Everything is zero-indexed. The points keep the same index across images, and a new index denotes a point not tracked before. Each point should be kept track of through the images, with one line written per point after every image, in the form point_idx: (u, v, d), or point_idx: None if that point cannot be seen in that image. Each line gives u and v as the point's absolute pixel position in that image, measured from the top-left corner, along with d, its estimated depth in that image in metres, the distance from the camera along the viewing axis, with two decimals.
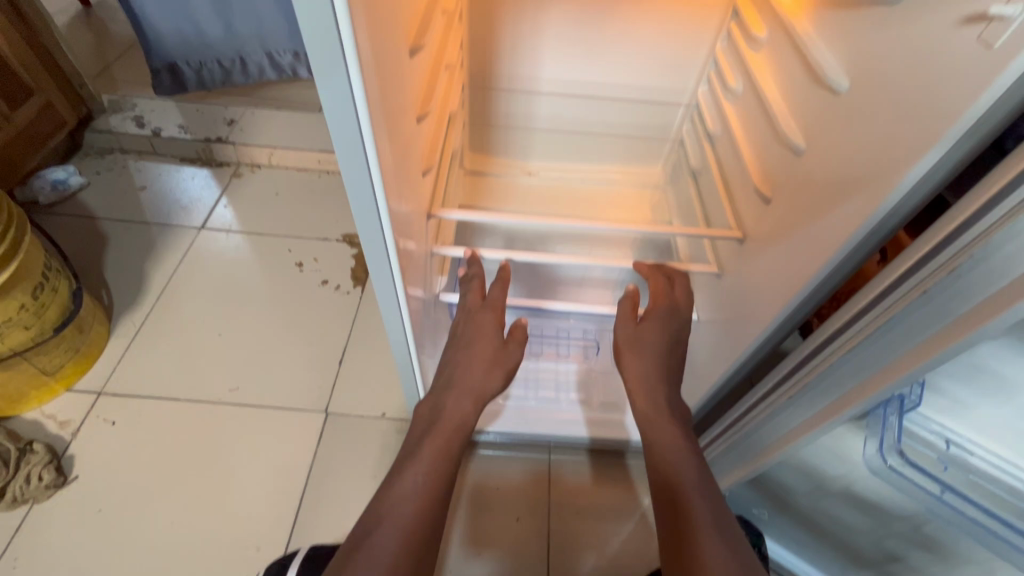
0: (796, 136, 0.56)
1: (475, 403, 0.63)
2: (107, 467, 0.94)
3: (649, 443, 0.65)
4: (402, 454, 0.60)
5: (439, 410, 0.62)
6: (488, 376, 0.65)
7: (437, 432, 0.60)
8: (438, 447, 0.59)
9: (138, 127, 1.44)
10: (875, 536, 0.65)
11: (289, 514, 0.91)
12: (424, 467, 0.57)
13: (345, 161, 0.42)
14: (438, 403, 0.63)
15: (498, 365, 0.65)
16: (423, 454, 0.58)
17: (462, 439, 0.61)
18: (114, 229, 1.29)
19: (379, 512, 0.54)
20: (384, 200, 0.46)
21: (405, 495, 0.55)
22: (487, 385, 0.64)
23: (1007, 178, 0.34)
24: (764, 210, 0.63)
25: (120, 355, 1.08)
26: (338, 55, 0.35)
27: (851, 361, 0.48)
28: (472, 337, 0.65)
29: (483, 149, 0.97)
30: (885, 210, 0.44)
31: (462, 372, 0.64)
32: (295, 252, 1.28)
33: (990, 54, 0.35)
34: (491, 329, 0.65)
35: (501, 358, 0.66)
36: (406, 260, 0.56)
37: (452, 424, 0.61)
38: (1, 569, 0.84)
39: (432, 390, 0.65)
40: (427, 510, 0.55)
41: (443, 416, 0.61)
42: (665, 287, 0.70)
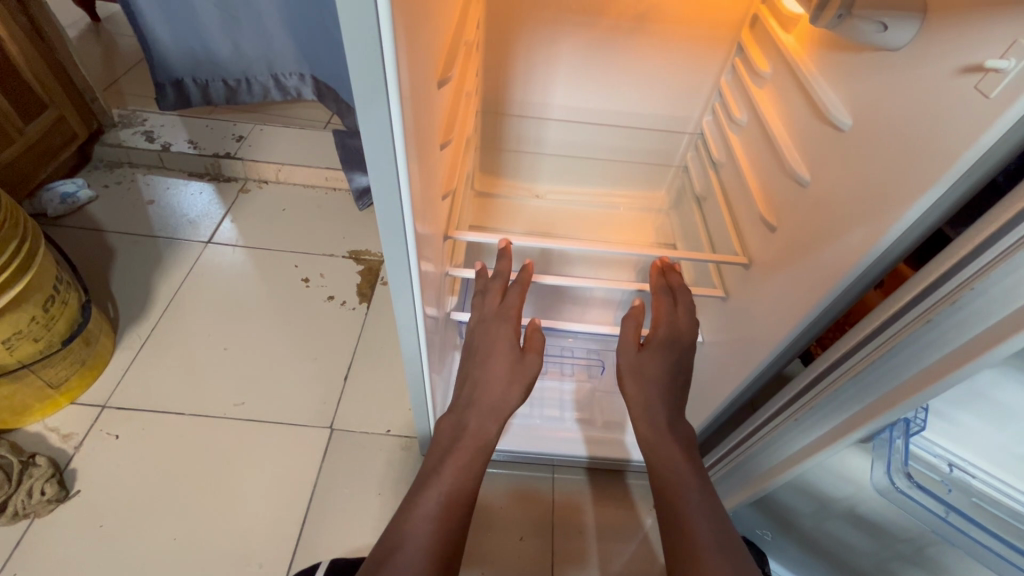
0: (801, 169, 0.59)
1: (499, 423, 0.65)
2: (109, 481, 0.94)
3: (651, 463, 0.67)
4: (424, 473, 0.63)
5: (462, 427, 0.64)
6: (506, 392, 0.65)
7: (458, 453, 0.62)
8: (460, 466, 0.61)
9: (148, 142, 1.46)
10: (878, 558, 0.67)
11: (293, 531, 0.90)
12: (445, 488, 0.60)
13: (377, 186, 0.44)
14: (460, 422, 0.64)
15: (517, 380, 0.66)
16: (445, 474, 0.61)
17: (486, 457, 0.64)
18: (121, 242, 1.30)
19: (401, 532, 0.57)
20: (412, 223, 0.47)
21: (427, 515, 0.58)
22: (506, 401, 0.65)
23: (1004, 218, 0.36)
24: (769, 238, 0.65)
25: (125, 368, 1.08)
26: (380, 90, 0.37)
27: (856, 386, 0.50)
28: (489, 350, 0.66)
29: (492, 171, 0.99)
30: (888, 242, 0.47)
31: (483, 392, 0.65)
32: (302, 268, 1.30)
33: (987, 102, 0.37)
34: (508, 339, 0.66)
35: (520, 373, 0.66)
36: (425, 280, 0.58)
37: (475, 441, 0.63)
38: None
39: (453, 408, 0.67)
40: (444, 531, 0.57)
41: (466, 436, 0.63)
42: (669, 310, 0.71)
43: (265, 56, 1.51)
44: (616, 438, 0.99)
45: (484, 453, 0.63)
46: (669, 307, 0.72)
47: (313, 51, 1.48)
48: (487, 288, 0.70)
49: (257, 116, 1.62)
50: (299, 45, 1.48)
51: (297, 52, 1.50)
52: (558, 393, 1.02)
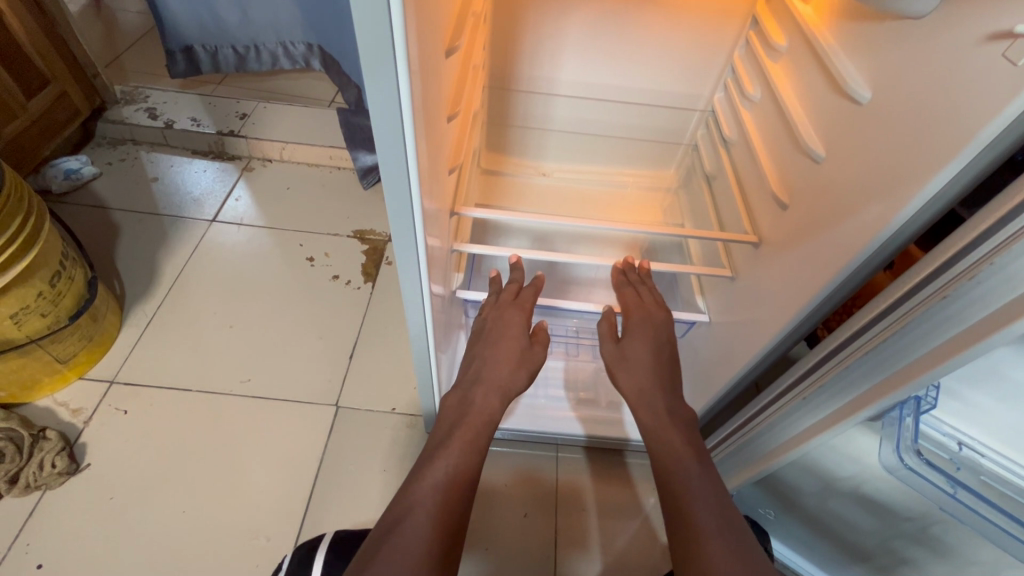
0: (816, 144, 0.58)
1: (502, 399, 0.66)
2: (119, 456, 0.95)
3: (652, 450, 0.67)
4: (431, 446, 0.63)
5: (468, 400, 0.65)
6: (514, 374, 0.68)
7: (463, 428, 0.62)
8: (467, 438, 0.62)
9: (150, 119, 1.45)
10: (881, 537, 0.67)
11: (300, 506, 0.92)
12: (450, 459, 0.60)
13: (384, 157, 0.43)
14: (466, 396, 0.65)
15: (523, 365, 0.69)
16: (453, 445, 0.61)
17: (490, 432, 0.64)
18: (127, 220, 1.30)
19: (409, 501, 0.57)
20: (419, 196, 0.47)
21: (433, 485, 0.58)
22: (513, 382, 0.67)
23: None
24: (781, 215, 0.64)
25: (132, 345, 1.08)
26: (388, 60, 0.36)
27: (865, 364, 0.50)
28: (502, 333, 0.69)
29: (498, 149, 0.98)
30: (903, 219, 0.46)
31: (490, 370, 0.67)
32: (307, 247, 1.29)
33: (1015, 70, 0.36)
34: (520, 326, 0.69)
35: (526, 359, 0.69)
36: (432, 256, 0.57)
37: (480, 417, 0.64)
38: (13, 555, 0.84)
39: (459, 383, 0.68)
40: (454, 501, 0.57)
41: (472, 411, 0.64)
42: (635, 298, 0.76)
43: (271, 25, 1.52)
44: (620, 418, 1.00)
45: (489, 428, 0.64)
46: (636, 297, 0.76)
47: (317, 21, 1.47)
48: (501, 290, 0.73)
49: (260, 93, 1.61)
50: (303, 12, 1.47)
51: (302, 19, 1.50)
52: (563, 373, 1.03)
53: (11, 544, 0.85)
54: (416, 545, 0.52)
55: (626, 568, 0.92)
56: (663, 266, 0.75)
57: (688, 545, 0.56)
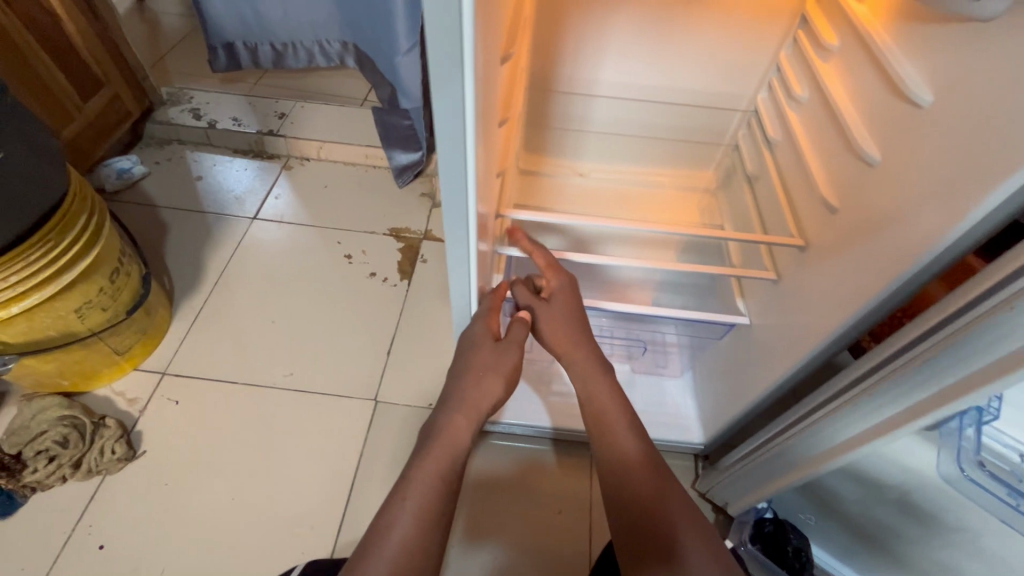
0: (870, 147, 0.57)
1: (472, 422, 0.64)
2: (172, 444, 0.99)
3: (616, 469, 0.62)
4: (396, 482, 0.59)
5: (432, 426, 0.63)
6: (488, 387, 0.65)
7: (430, 458, 0.60)
8: (434, 470, 0.59)
9: (195, 120, 1.50)
10: (929, 547, 0.66)
11: (341, 497, 0.95)
12: (416, 494, 0.57)
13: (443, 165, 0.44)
14: (432, 422, 0.64)
15: (499, 373, 0.65)
16: (416, 480, 0.58)
17: (460, 458, 0.62)
18: (174, 217, 1.35)
19: (370, 544, 0.53)
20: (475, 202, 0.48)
21: (397, 526, 0.54)
22: (491, 395, 0.65)
23: None
24: (829, 219, 0.63)
25: (182, 338, 1.13)
26: (456, 71, 0.37)
27: (921, 374, 0.49)
28: (471, 346, 0.65)
29: (536, 149, 0.99)
30: (967, 225, 0.45)
31: (462, 389, 0.64)
32: (344, 244, 1.33)
33: None
34: (488, 336, 0.65)
35: (500, 365, 0.65)
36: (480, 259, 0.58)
37: (451, 443, 0.61)
38: (78, 535, 0.89)
39: (431, 409, 0.66)
40: (421, 543, 0.54)
41: (439, 437, 0.61)
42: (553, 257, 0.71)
43: (309, 23, 1.55)
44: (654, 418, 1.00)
45: (457, 457, 0.61)
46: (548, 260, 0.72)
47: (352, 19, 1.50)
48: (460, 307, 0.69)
49: (298, 92, 1.65)
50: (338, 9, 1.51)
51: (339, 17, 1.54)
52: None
53: (75, 524, 0.90)
54: None
55: None
56: (706, 268, 0.75)
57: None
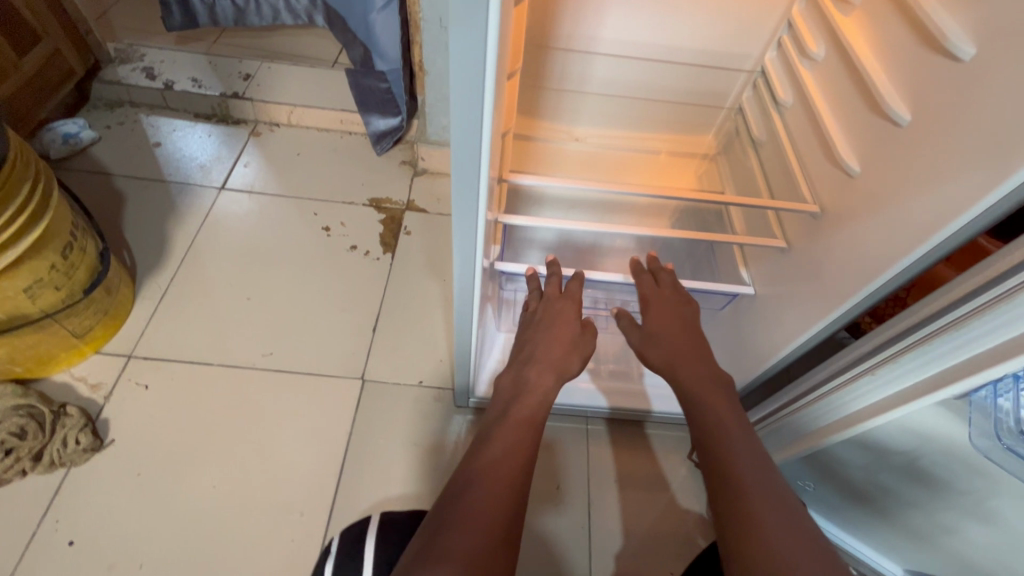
0: (900, 107, 0.54)
1: (556, 378, 0.72)
2: (143, 431, 0.93)
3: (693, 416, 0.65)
4: (489, 426, 0.67)
5: (521, 381, 0.71)
6: (567, 358, 0.74)
7: (518, 408, 0.67)
8: (522, 417, 0.67)
9: (149, 80, 1.37)
10: (931, 510, 0.67)
11: (331, 480, 0.91)
12: (506, 437, 0.64)
13: None
14: (521, 376, 0.71)
15: (576, 350, 0.74)
16: (508, 425, 0.66)
17: (544, 410, 0.69)
18: (132, 187, 1.24)
19: (468, 474, 0.60)
20: None
21: (491, 460, 0.61)
22: (566, 364, 0.73)
23: None
24: (849, 183, 0.61)
25: (148, 318, 1.05)
26: None
27: (952, 343, 0.48)
28: (555, 319, 0.75)
29: (529, 111, 0.93)
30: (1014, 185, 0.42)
31: (544, 349, 0.73)
32: (322, 216, 1.25)
33: None
34: (572, 315, 0.75)
35: (579, 345, 0.75)
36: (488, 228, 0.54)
37: (536, 395, 0.69)
38: (44, 531, 0.83)
39: (513, 364, 0.74)
40: (511, 475, 0.60)
41: (527, 388, 0.70)
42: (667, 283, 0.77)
43: None
44: (650, 389, 0.99)
45: (542, 409, 0.69)
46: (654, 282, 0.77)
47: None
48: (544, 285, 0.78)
49: (263, 52, 1.53)
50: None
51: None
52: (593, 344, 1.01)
53: (40, 520, 0.84)
54: (477, 511, 0.56)
55: (659, 538, 0.92)
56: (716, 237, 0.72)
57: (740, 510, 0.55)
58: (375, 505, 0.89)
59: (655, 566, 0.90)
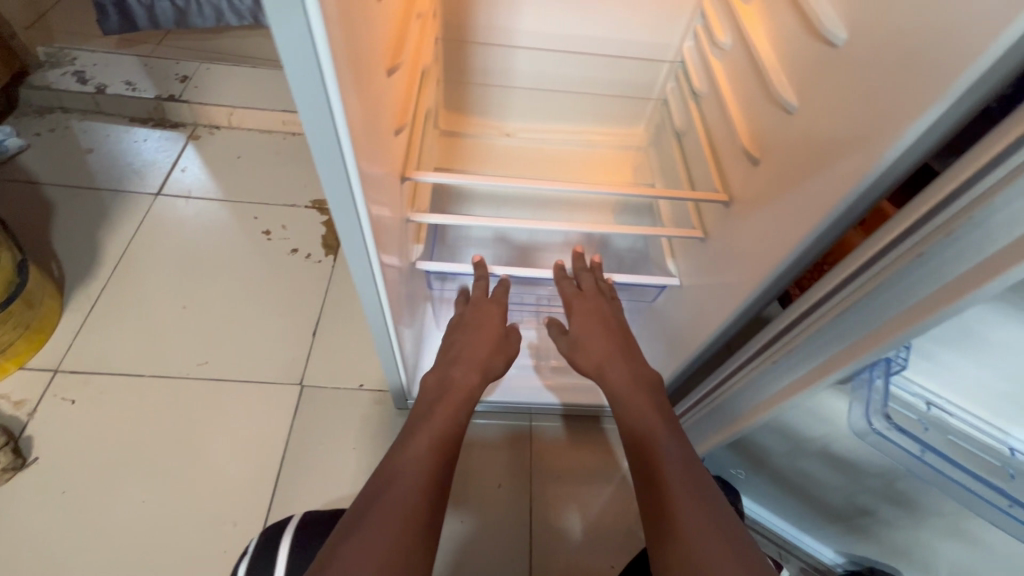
0: (789, 94, 0.54)
1: (481, 377, 0.72)
2: (69, 447, 0.90)
3: (621, 417, 0.66)
4: (412, 421, 0.65)
5: (447, 382, 0.69)
6: (492, 359, 0.74)
7: (442, 405, 0.66)
8: (449, 414, 0.65)
9: (80, 84, 1.32)
10: (849, 492, 0.67)
11: (266, 489, 0.89)
12: (427, 433, 0.62)
13: (305, 112, 0.38)
14: (447, 375, 0.70)
15: (500, 352, 0.75)
16: (434, 420, 0.64)
17: (469, 408, 0.69)
18: (61, 195, 1.20)
19: (387, 472, 0.58)
20: (354, 160, 0.42)
21: (415, 458, 0.59)
22: (492, 366, 0.74)
23: None
24: (752, 171, 0.61)
25: (76, 330, 1.02)
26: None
27: (836, 328, 0.48)
28: (479, 324, 0.74)
29: (457, 108, 0.92)
30: (879, 169, 0.43)
31: (470, 349, 0.72)
32: (262, 220, 1.22)
33: (1001, 3, 0.33)
34: (496, 320, 0.75)
35: (503, 347, 0.76)
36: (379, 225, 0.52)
37: (461, 394, 0.68)
38: None
39: (438, 363, 0.72)
40: (433, 473, 0.58)
41: (453, 386, 0.68)
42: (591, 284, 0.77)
43: None
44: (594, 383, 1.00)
45: (468, 408, 0.68)
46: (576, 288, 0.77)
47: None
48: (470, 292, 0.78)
49: (206, 54, 1.49)
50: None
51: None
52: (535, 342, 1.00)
53: None
54: (399, 508, 0.54)
55: (602, 532, 0.92)
56: (635, 230, 0.72)
57: (662, 507, 0.56)
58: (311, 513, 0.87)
59: (598, 561, 0.90)
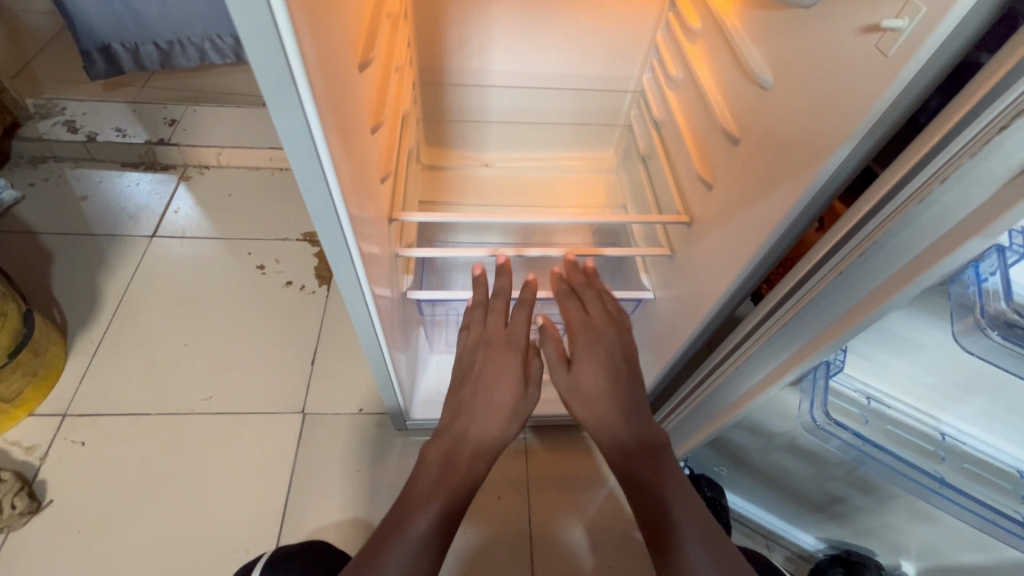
0: (732, 127, 0.60)
1: (489, 454, 0.66)
2: (82, 488, 0.93)
3: (634, 490, 0.62)
4: (405, 502, 0.60)
5: (452, 460, 0.63)
6: (502, 426, 0.67)
7: (440, 487, 0.60)
8: (449, 500, 0.60)
9: (71, 133, 1.37)
10: (819, 482, 0.73)
11: (275, 516, 0.93)
12: (422, 522, 0.57)
13: (296, 164, 0.43)
14: (452, 453, 0.63)
15: (516, 415, 0.69)
16: (430, 505, 0.59)
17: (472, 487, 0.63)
18: (59, 243, 1.23)
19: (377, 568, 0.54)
20: (344, 206, 0.48)
21: (409, 555, 0.55)
22: (502, 435, 0.67)
23: (924, 150, 0.37)
24: (707, 194, 0.67)
25: (82, 374, 1.05)
26: (289, 85, 0.37)
27: (784, 335, 0.54)
28: (492, 380, 0.69)
29: (437, 142, 0.98)
30: (807, 197, 0.49)
31: (478, 414, 0.67)
32: (256, 255, 1.27)
33: (886, 60, 0.39)
34: (512, 368, 0.69)
35: (520, 407, 0.69)
36: (369, 261, 0.58)
37: (466, 473, 0.63)
38: None
39: (442, 432, 0.66)
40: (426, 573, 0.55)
41: (456, 465, 0.63)
42: (597, 306, 0.75)
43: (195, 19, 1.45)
44: None
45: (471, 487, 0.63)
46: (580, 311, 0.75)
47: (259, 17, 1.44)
48: (490, 306, 0.74)
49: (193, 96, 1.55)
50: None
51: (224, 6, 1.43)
52: None
53: None
54: None
55: (598, 536, 0.97)
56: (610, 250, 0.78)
57: None
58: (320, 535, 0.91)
59: (599, 564, 0.94)
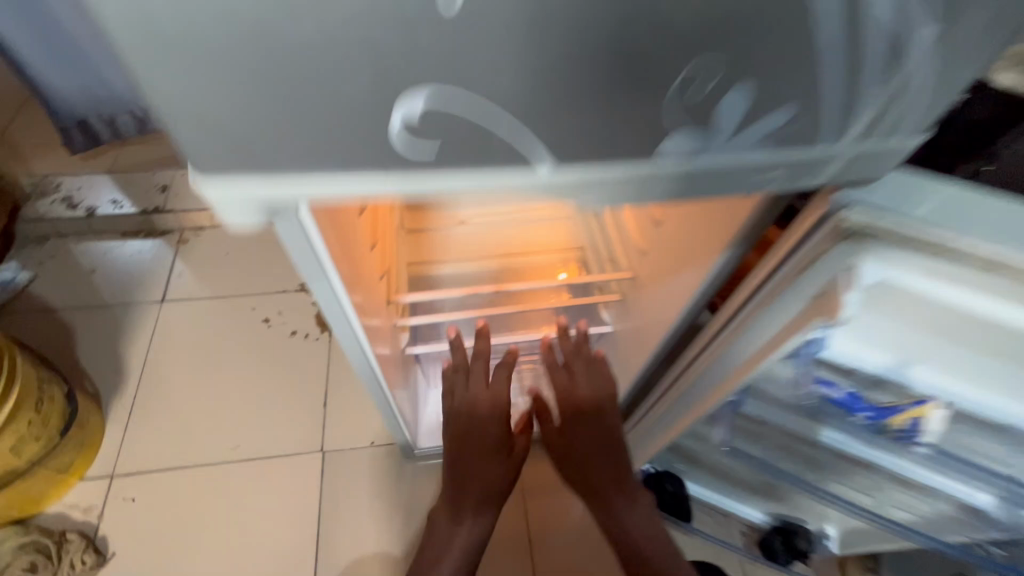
0: (656, 211, 0.77)
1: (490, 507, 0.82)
2: (139, 538, 1.08)
3: (619, 535, 0.81)
4: (430, 559, 0.80)
5: (459, 519, 0.81)
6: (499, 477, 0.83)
7: (455, 545, 0.80)
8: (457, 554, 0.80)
9: (71, 210, 1.47)
10: (753, 473, 0.91)
11: (312, 542, 1.09)
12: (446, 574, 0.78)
13: (319, 294, 0.58)
14: (460, 515, 0.81)
15: (508, 470, 0.84)
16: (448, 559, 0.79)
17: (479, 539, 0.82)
18: (78, 317, 1.35)
19: None
20: (355, 318, 0.63)
21: None
22: (499, 484, 0.82)
23: (758, 276, 0.53)
24: (644, 257, 0.83)
25: (121, 437, 1.18)
26: (316, 260, 0.52)
27: (699, 378, 0.71)
28: (481, 445, 0.82)
29: (419, 208, 1.11)
30: (703, 284, 0.65)
31: (476, 475, 0.81)
32: (260, 309, 1.40)
33: (734, 199, 0.55)
34: (495, 433, 0.82)
35: (509, 464, 0.84)
36: (373, 335, 0.73)
37: (473, 530, 0.81)
38: None
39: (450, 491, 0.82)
40: None
41: (463, 526, 0.80)
42: (579, 377, 0.87)
43: None
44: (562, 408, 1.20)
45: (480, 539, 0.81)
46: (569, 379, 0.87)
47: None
48: (468, 371, 0.86)
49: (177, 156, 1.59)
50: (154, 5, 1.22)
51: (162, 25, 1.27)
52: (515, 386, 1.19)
53: None
54: None
55: (586, 527, 1.15)
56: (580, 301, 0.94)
57: None
58: (352, 554, 1.08)
59: (585, 550, 1.13)
